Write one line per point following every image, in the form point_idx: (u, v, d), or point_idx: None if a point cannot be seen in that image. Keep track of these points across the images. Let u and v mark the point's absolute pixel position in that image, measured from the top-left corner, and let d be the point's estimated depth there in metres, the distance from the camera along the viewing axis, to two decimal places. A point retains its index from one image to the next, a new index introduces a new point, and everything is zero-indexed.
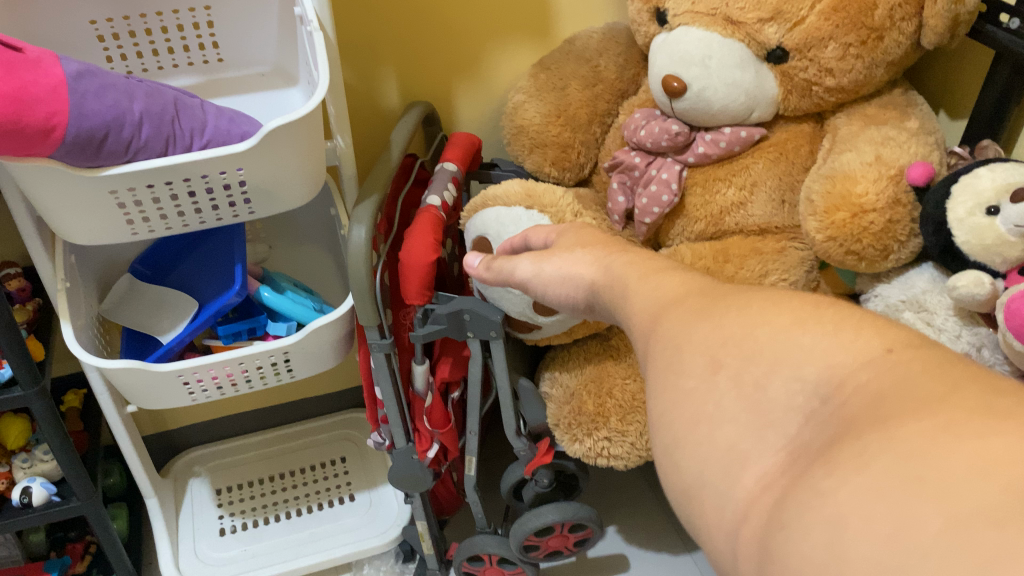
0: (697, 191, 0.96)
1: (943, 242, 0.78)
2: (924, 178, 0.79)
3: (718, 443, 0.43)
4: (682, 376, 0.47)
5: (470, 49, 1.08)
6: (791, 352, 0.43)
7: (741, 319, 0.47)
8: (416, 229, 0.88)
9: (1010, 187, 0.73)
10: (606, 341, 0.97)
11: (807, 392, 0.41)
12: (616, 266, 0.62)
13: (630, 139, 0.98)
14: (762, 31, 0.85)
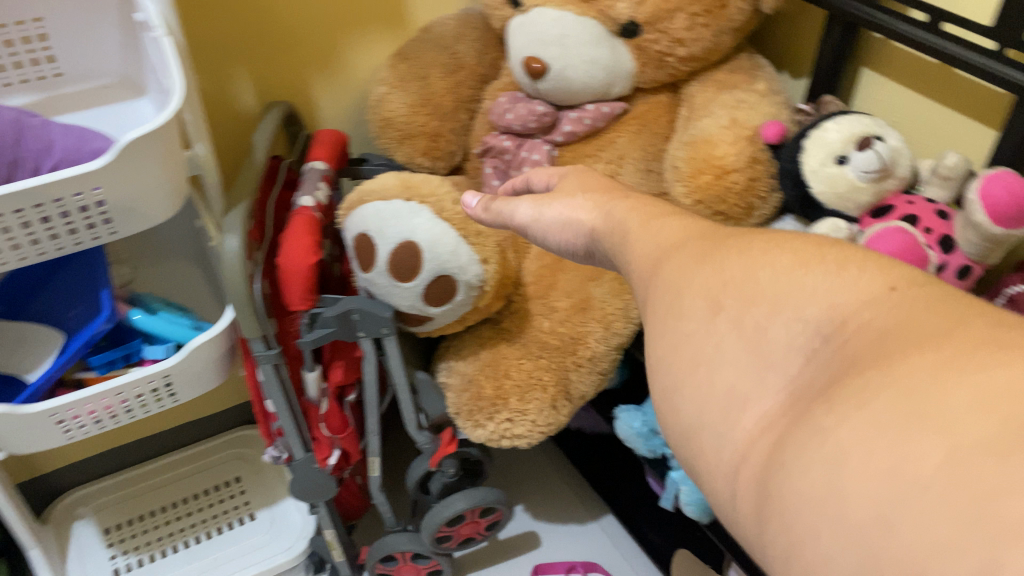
0: (568, 169, 0.98)
1: (801, 193, 0.83)
2: (777, 136, 0.84)
3: (716, 387, 0.40)
4: (679, 321, 0.43)
5: (327, 44, 1.05)
6: (786, 296, 0.39)
7: (748, 262, 0.43)
8: (291, 233, 0.85)
9: (855, 136, 0.79)
10: (498, 324, 0.97)
11: (808, 330, 0.37)
12: (613, 214, 0.60)
13: (497, 123, 0.99)
14: (613, 7, 0.89)
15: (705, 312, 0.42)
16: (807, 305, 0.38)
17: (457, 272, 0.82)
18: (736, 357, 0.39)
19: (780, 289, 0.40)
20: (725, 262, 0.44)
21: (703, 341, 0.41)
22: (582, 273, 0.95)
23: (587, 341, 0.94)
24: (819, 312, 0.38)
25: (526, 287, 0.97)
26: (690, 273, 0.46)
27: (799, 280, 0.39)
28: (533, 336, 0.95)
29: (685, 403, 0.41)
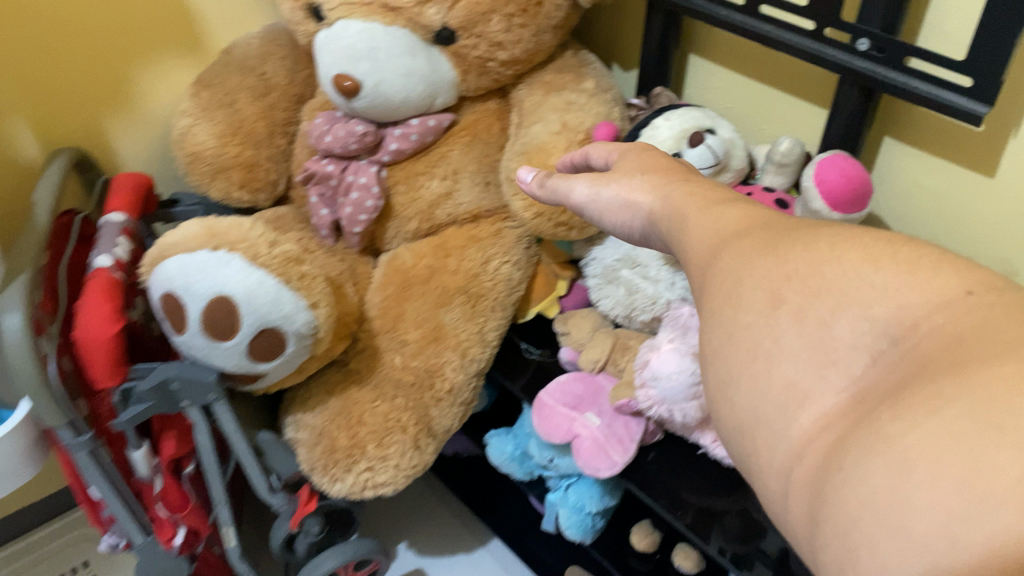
0: (400, 190, 0.91)
1: None
2: (610, 137, 0.83)
3: (775, 382, 0.38)
4: (741, 308, 0.42)
5: (112, 74, 0.93)
6: (848, 291, 0.38)
7: (809, 252, 0.41)
8: (86, 299, 0.75)
9: (684, 134, 0.78)
10: (346, 367, 0.89)
11: (875, 330, 0.36)
12: (664, 197, 0.57)
13: (317, 148, 0.91)
14: (423, 14, 0.83)
15: (765, 303, 0.41)
16: (874, 304, 0.37)
17: (283, 323, 0.75)
18: (798, 352, 0.38)
19: (847, 286, 0.38)
20: (797, 251, 0.42)
21: (764, 333, 0.40)
22: (430, 301, 0.88)
23: (443, 373, 0.88)
24: (886, 313, 0.36)
25: (371, 322, 0.89)
26: (749, 256, 0.44)
27: (867, 275, 0.38)
28: (384, 376, 0.88)
29: (739, 397, 0.40)
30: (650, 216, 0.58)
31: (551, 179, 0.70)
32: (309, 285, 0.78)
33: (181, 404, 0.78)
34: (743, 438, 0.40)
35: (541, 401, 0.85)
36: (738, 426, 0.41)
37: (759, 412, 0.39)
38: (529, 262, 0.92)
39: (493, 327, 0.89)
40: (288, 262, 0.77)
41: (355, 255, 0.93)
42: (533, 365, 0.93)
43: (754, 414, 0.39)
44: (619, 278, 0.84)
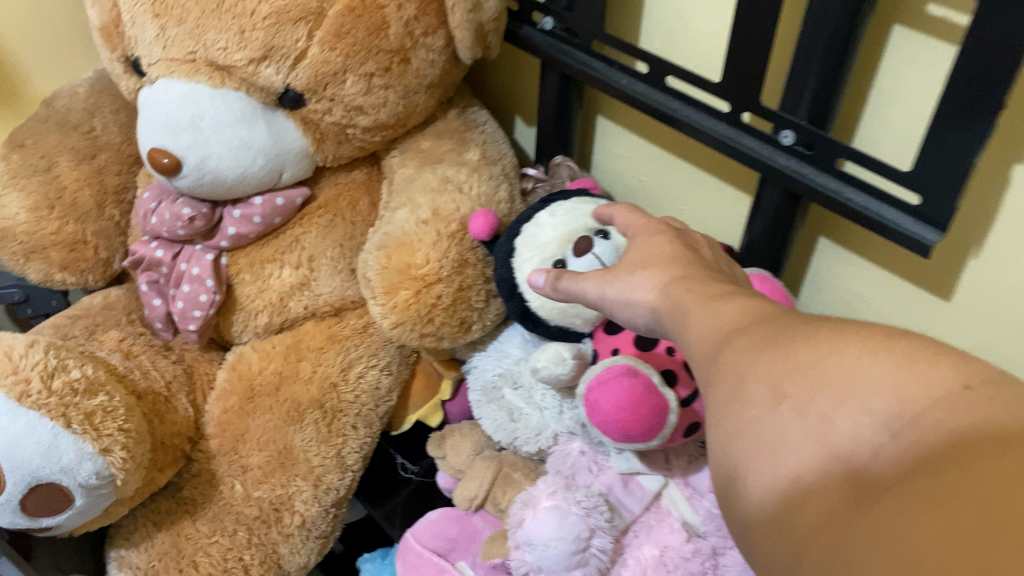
0: (246, 279, 0.75)
1: (519, 309, 0.66)
2: (488, 230, 0.66)
3: (778, 469, 0.30)
4: (739, 407, 0.33)
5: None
6: (851, 384, 0.30)
7: (812, 345, 0.33)
8: None
9: (572, 237, 0.62)
10: (177, 494, 0.74)
11: (876, 424, 0.29)
12: (667, 282, 0.45)
13: (144, 227, 0.75)
14: (258, 74, 0.66)
15: (765, 398, 0.32)
16: (874, 394, 0.30)
17: (63, 476, 0.60)
18: (799, 441, 0.30)
19: (846, 377, 0.31)
20: (796, 346, 0.34)
21: (764, 427, 0.32)
22: (276, 417, 0.74)
23: (292, 504, 0.73)
24: (891, 406, 0.29)
25: (208, 441, 0.75)
26: (744, 353, 0.35)
27: (865, 367, 0.31)
28: (223, 504, 0.73)
29: (736, 490, 0.32)
30: (648, 305, 0.46)
31: (566, 281, 0.53)
32: (100, 426, 0.62)
33: None
34: (737, 523, 0.32)
35: (406, 543, 0.70)
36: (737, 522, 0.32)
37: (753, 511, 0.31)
38: (406, 359, 0.78)
39: (353, 447, 0.75)
40: (77, 394, 0.62)
41: (196, 352, 0.79)
42: (411, 484, 0.79)
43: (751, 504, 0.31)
44: (500, 398, 0.70)
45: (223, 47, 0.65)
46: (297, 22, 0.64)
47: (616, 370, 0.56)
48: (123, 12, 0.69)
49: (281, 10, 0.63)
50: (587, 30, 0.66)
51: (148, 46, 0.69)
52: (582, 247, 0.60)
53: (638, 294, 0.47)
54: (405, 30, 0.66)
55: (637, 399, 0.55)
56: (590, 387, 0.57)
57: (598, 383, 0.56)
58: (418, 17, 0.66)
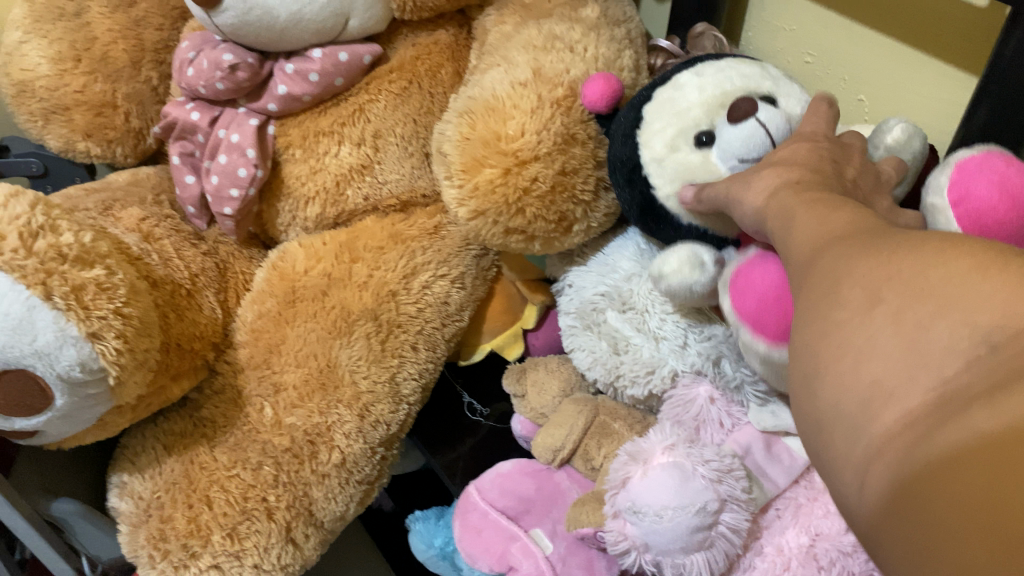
0: (296, 156, 0.61)
1: (637, 200, 0.49)
2: (604, 98, 0.50)
3: (851, 384, 0.21)
4: (828, 309, 0.23)
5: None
6: (948, 290, 0.20)
7: (911, 253, 0.22)
8: None
9: (725, 101, 0.45)
10: (194, 413, 0.61)
11: (974, 335, 0.19)
12: (783, 186, 0.32)
13: (180, 85, 0.61)
14: None
15: (857, 297, 0.22)
16: (980, 300, 0.19)
17: (38, 363, 0.46)
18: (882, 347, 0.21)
19: (947, 286, 0.20)
20: (903, 250, 0.23)
21: (840, 333, 0.22)
22: (321, 328, 0.59)
23: (330, 436, 0.58)
24: (997, 315, 0.19)
25: (237, 351, 0.61)
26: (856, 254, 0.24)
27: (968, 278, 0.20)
28: (248, 430, 0.59)
29: (816, 391, 0.23)
30: (755, 214, 0.33)
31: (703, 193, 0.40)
32: (91, 304, 0.48)
33: None
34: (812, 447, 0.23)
35: (468, 499, 0.55)
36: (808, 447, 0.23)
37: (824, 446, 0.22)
38: (484, 272, 0.63)
39: (410, 373, 0.60)
40: (64, 262, 0.48)
41: (234, 246, 0.65)
42: (483, 430, 0.64)
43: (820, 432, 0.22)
44: (600, 323, 0.54)
45: None
46: None
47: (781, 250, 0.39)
48: None
49: None
50: None
51: None
52: (741, 112, 0.43)
53: (748, 196, 0.34)
54: None
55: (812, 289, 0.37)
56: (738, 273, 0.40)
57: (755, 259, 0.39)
58: None
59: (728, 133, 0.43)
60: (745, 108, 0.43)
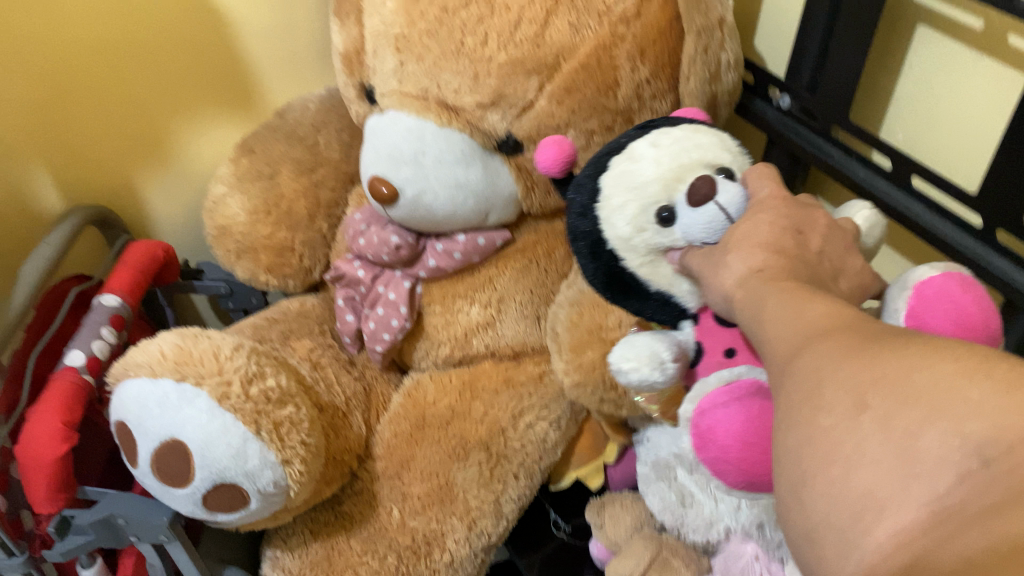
0: (435, 310, 0.77)
1: (603, 267, 0.61)
2: (558, 163, 0.64)
3: (848, 489, 0.29)
4: (815, 414, 0.31)
5: (131, 109, 0.82)
6: (942, 404, 0.28)
7: (904, 363, 0.30)
8: (40, 409, 0.66)
9: (680, 175, 0.56)
10: (336, 507, 0.75)
11: (966, 447, 0.27)
12: (750, 274, 0.43)
13: (351, 246, 0.78)
14: (484, 118, 0.68)
15: (846, 407, 0.30)
16: (969, 417, 0.27)
17: (245, 480, 0.61)
18: (875, 458, 0.28)
19: (942, 400, 0.28)
20: (879, 355, 0.31)
21: (837, 438, 0.30)
22: (442, 452, 0.74)
23: (443, 540, 0.73)
24: (984, 427, 0.27)
25: (375, 462, 0.76)
26: (828, 351, 0.33)
27: (959, 388, 0.28)
28: (378, 527, 0.74)
29: (809, 499, 0.30)
30: (727, 291, 0.44)
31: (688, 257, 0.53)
32: (284, 437, 0.63)
33: (131, 539, 0.66)
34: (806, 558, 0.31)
35: None
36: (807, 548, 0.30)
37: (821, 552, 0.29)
38: (578, 413, 0.77)
39: (511, 496, 0.75)
40: (268, 403, 0.63)
41: (377, 371, 0.81)
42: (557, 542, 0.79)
43: (817, 537, 0.30)
44: (671, 480, 0.66)
45: (456, 89, 0.67)
46: (530, 74, 0.65)
47: (739, 387, 0.54)
48: (368, 42, 0.73)
49: (517, 60, 0.65)
50: (825, 114, 0.63)
51: (385, 77, 0.71)
52: (699, 195, 0.54)
53: (727, 277, 0.45)
54: (635, 92, 0.66)
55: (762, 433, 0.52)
56: (704, 409, 0.55)
57: (718, 403, 0.54)
58: (649, 80, 0.66)
59: (687, 217, 0.55)
60: (704, 192, 0.54)
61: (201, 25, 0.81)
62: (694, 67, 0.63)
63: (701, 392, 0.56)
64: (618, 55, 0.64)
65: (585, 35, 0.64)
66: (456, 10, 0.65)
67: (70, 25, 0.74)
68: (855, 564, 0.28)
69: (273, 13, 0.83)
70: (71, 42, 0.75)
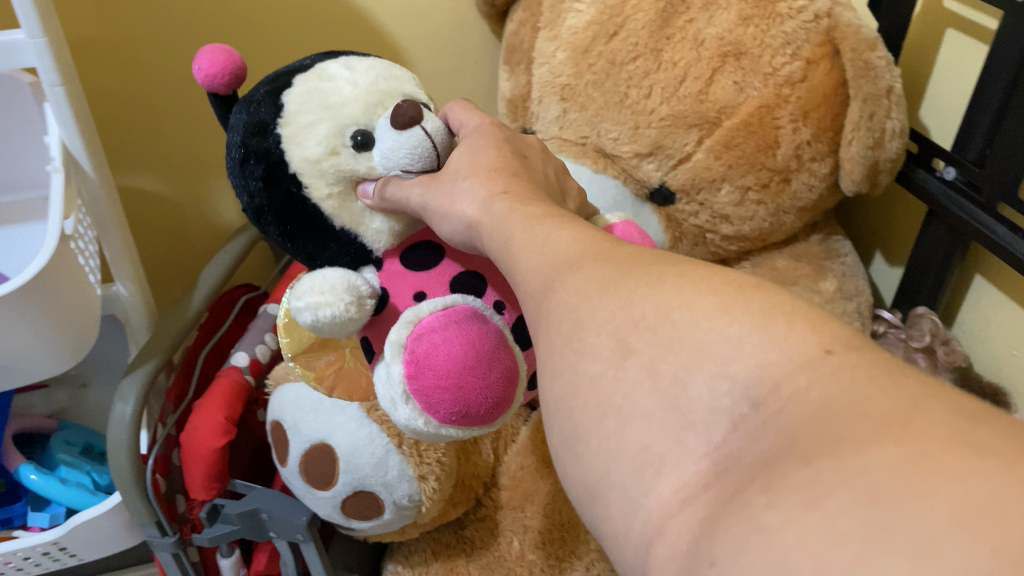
0: None
1: (279, 199, 0.52)
2: (218, 66, 0.52)
3: (625, 445, 0.30)
4: (585, 361, 0.33)
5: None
6: (705, 349, 0.30)
7: (656, 299, 0.32)
8: (204, 403, 0.72)
9: (379, 103, 0.52)
10: (459, 530, 0.78)
11: (734, 392, 0.28)
12: (493, 197, 0.46)
13: None
14: (640, 167, 0.70)
15: (612, 354, 0.32)
16: (733, 358, 0.29)
17: (382, 489, 0.65)
18: (652, 413, 0.30)
19: (700, 339, 0.30)
20: (640, 291, 0.33)
21: (610, 387, 0.31)
22: (567, 489, 0.77)
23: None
24: (748, 370, 0.28)
25: (500, 491, 0.77)
26: (585, 289, 0.35)
27: (718, 326, 0.30)
28: (498, 556, 0.76)
29: (589, 458, 0.31)
30: (463, 218, 0.46)
31: (392, 188, 0.50)
32: (423, 454, 0.66)
33: (269, 534, 0.70)
34: (597, 516, 0.31)
35: None
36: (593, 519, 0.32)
37: (606, 510, 0.30)
38: None
39: None
40: None
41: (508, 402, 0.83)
42: None
43: (603, 495, 0.31)
44: None
45: (615, 138, 0.70)
46: (691, 128, 0.67)
47: (458, 312, 0.47)
48: (533, 90, 0.75)
49: (679, 114, 0.67)
50: (993, 189, 0.61)
51: (546, 123, 0.75)
52: (403, 112, 0.50)
53: (461, 209, 0.46)
54: (795, 152, 0.67)
55: (483, 355, 0.46)
56: (422, 332, 0.46)
57: (443, 324, 0.46)
58: (810, 142, 0.67)
59: (384, 131, 0.50)
60: (405, 117, 0.50)
61: None
62: (857, 133, 0.64)
63: (415, 317, 0.47)
64: (780, 115, 0.66)
65: (750, 94, 0.65)
66: (622, 62, 0.68)
67: (264, 59, 0.82)
68: (643, 519, 0.28)
69: (447, 57, 0.88)
70: (257, 75, 0.83)
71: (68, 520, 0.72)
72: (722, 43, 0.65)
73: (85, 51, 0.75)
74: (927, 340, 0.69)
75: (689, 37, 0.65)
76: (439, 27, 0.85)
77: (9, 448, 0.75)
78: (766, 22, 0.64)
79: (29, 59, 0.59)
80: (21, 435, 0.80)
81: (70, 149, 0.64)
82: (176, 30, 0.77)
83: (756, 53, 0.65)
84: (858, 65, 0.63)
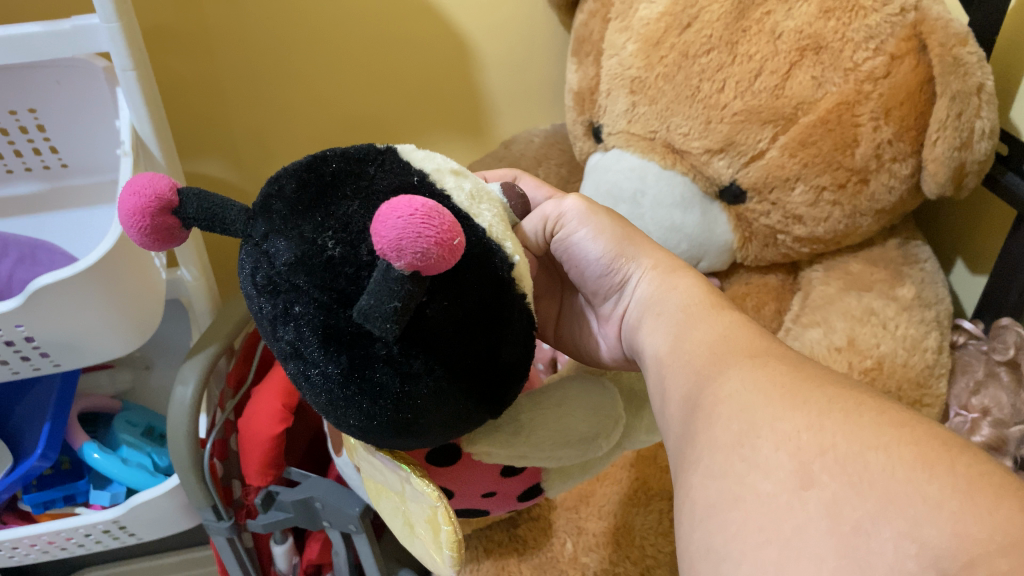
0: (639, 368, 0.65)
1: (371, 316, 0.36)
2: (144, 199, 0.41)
3: None
4: (759, 477, 0.32)
5: (377, 129, 0.90)
6: (898, 499, 0.28)
7: (849, 432, 0.31)
8: (264, 388, 0.73)
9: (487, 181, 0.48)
10: (511, 528, 0.74)
11: (923, 558, 0.26)
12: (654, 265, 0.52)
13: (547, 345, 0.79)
14: (710, 164, 0.68)
15: (790, 478, 0.31)
16: (924, 521, 0.27)
17: None
18: (822, 557, 0.28)
19: (895, 490, 0.28)
20: (835, 417, 0.32)
21: (781, 513, 0.30)
22: (621, 492, 0.75)
23: None
24: (942, 538, 0.26)
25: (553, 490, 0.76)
26: (754, 394, 0.35)
27: (917, 480, 0.28)
28: (550, 557, 0.73)
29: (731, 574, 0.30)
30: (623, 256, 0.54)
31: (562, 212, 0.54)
32: None
33: (323, 523, 0.70)
34: None
35: None
36: (726, 546, 0.31)
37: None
38: (939, 308, 0.69)
39: None
40: None
41: None
42: None
43: (741, 561, 0.30)
44: None
45: (684, 133, 0.68)
46: (765, 124, 0.65)
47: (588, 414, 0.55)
48: (602, 83, 0.74)
49: (753, 110, 0.64)
50: None
51: (614, 117, 0.73)
52: None
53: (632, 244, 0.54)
54: (874, 152, 0.64)
55: None
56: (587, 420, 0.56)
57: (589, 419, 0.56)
58: (892, 142, 0.63)
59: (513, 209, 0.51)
60: None
61: (448, 57, 0.86)
62: (942, 133, 0.61)
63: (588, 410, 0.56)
64: (860, 113, 0.63)
65: (829, 90, 0.63)
66: (695, 55, 0.65)
67: (335, 46, 0.82)
68: None
69: (514, 53, 0.87)
70: (331, 63, 0.83)
71: (129, 499, 0.72)
72: (802, 36, 0.62)
73: (156, 37, 0.76)
74: (1011, 354, 0.67)
75: (766, 29, 0.63)
76: (510, 17, 0.84)
77: (75, 425, 0.76)
78: (847, 15, 0.61)
79: (104, 44, 0.59)
80: (87, 414, 0.82)
81: (139, 135, 0.65)
82: (246, 19, 0.78)
83: (836, 47, 0.62)
84: (947, 61, 0.59)
